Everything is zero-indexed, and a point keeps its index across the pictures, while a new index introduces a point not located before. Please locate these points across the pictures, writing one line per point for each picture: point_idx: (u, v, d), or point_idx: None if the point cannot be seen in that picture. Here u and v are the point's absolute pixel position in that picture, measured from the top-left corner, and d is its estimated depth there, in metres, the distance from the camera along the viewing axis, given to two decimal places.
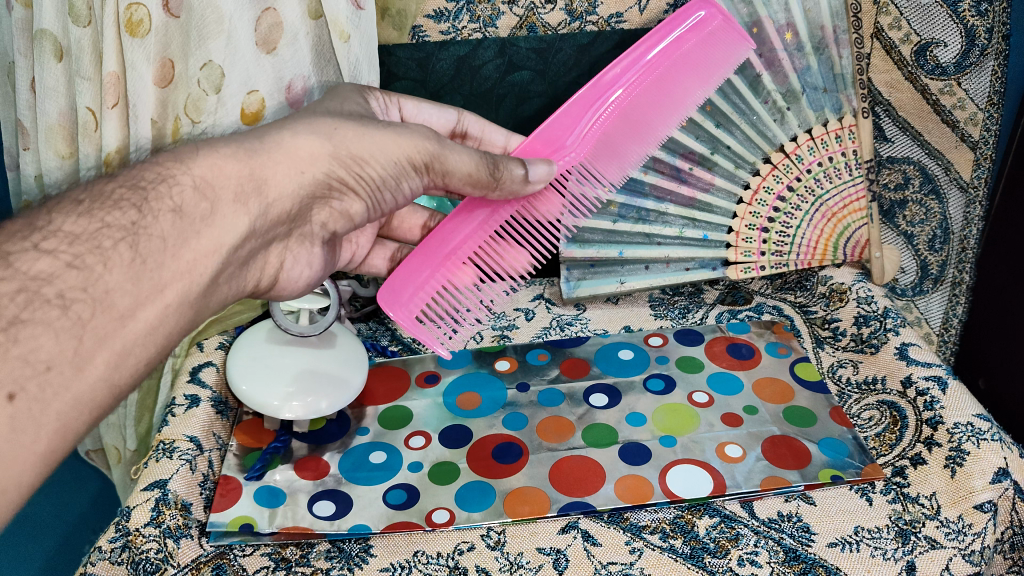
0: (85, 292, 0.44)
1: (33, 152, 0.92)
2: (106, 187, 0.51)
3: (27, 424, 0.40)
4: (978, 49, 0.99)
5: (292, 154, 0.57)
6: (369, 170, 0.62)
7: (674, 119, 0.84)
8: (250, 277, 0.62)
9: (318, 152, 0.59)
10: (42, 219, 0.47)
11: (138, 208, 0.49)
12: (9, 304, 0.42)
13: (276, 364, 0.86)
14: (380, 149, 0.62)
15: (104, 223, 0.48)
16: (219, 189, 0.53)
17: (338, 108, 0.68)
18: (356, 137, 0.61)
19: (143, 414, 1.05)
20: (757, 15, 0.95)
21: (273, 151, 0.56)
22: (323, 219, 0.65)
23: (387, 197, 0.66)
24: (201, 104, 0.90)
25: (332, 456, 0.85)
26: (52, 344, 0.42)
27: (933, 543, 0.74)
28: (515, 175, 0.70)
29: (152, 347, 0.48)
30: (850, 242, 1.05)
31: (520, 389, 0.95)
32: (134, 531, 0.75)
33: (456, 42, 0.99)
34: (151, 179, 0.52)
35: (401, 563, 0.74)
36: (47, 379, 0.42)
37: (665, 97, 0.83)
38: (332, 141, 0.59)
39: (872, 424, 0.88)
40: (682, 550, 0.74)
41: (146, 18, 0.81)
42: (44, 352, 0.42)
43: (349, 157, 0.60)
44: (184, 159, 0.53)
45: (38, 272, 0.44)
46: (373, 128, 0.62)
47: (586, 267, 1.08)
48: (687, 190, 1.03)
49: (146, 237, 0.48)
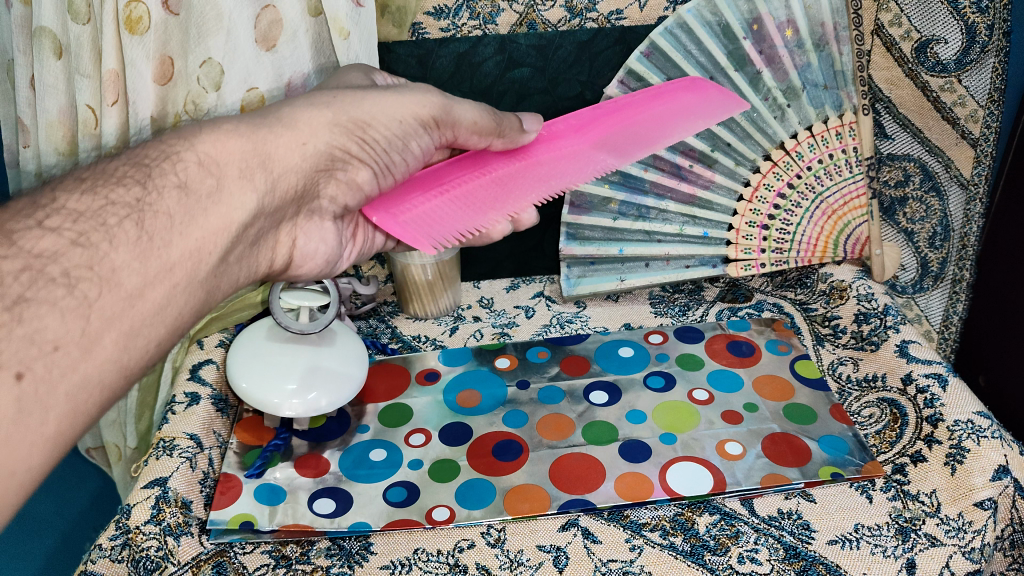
0: (90, 270, 0.44)
1: (33, 149, 0.92)
2: (109, 166, 0.52)
3: (34, 407, 0.39)
4: (978, 46, 0.98)
5: (294, 126, 0.58)
6: (372, 134, 0.63)
7: (690, 129, 0.76)
8: (262, 257, 0.62)
9: (320, 122, 0.60)
10: (44, 198, 0.48)
11: (142, 185, 0.50)
12: (13, 283, 0.41)
13: (275, 360, 0.86)
14: (381, 111, 0.63)
15: (107, 201, 0.48)
16: (225, 165, 0.54)
17: (340, 83, 0.70)
18: (356, 103, 0.62)
19: (143, 411, 1.05)
20: (758, 12, 0.95)
21: (275, 125, 0.57)
22: (332, 193, 0.65)
23: (397, 159, 0.66)
24: (201, 102, 0.90)
25: (332, 454, 0.86)
26: (57, 324, 0.41)
27: (933, 540, 0.74)
28: (514, 123, 0.70)
29: (161, 327, 0.47)
30: (850, 239, 1.04)
31: (521, 387, 0.95)
32: (134, 528, 0.75)
33: (456, 39, 0.99)
34: (155, 157, 0.53)
35: (401, 561, 0.74)
36: (52, 360, 0.40)
37: (669, 113, 0.77)
38: (332, 108, 0.61)
39: (873, 421, 0.88)
40: (682, 548, 0.74)
41: (145, 15, 0.80)
42: (51, 332, 0.41)
43: (351, 123, 0.61)
44: (187, 137, 0.54)
45: (41, 250, 0.44)
46: (371, 94, 0.63)
47: (586, 264, 1.09)
48: (687, 187, 1.03)
49: (151, 214, 0.48)
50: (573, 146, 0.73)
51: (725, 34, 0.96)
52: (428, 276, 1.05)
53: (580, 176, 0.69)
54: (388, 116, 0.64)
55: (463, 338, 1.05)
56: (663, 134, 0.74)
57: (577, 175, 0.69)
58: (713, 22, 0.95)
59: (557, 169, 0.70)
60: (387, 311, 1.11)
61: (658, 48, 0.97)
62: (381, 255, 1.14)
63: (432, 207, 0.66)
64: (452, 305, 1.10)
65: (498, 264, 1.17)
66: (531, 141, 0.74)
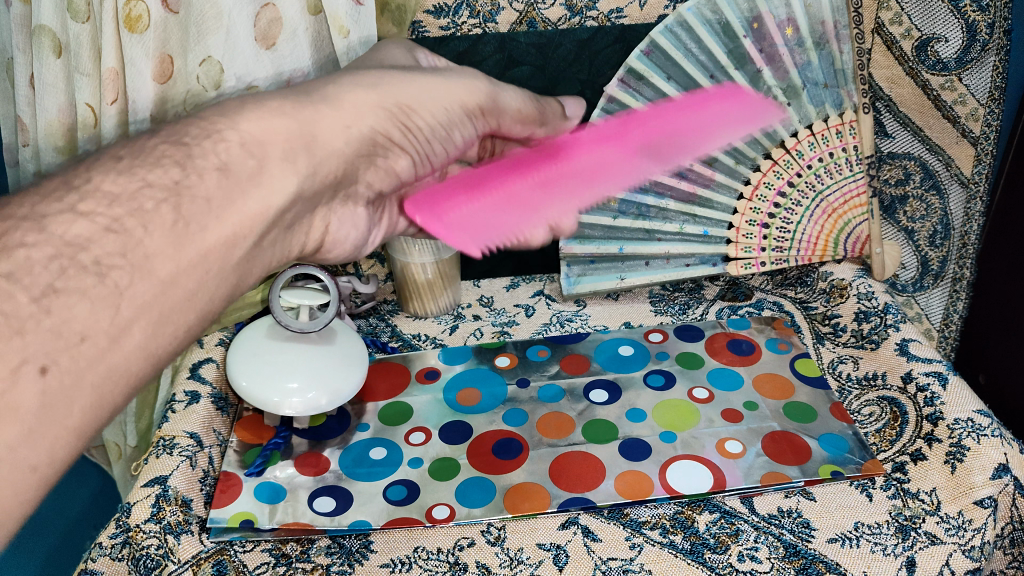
0: (124, 259, 0.41)
1: (32, 148, 0.92)
2: (148, 142, 0.47)
3: (58, 402, 0.37)
4: (979, 44, 0.98)
5: (341, 109, 0.53)
6: (417, 119, 0.58)
7: (730, 133, 0.79)
8: (295, 242, 0.57)
9: (365, 104, 0.54)
10: (79, 177, 0.44)
11: (181, 166, 0.46)
12: (43, 272, 0.39)
13: (275, 358, 0.86)
14: (428, 94, 0.58)
15: (144, 182, 0.44)
16: (269, 146, 0.48)
17: (373, 56, 0.64)
18: (401, 85, 0.57)
19: (143, 410, 1.05)
20: (758, 10, 0.95)
21: (320, 105, 0.52)
22: (369, 179, 0.61)
23: (437, 148, 0.63)
24: (201, 99, 0.90)
25: (332, 452, 0.86)
26: (86, 315, 0.39)
27: (933, 538, 0.74)
28: (557, 110, 0.73)
29: (189, 314, 0.44)
30: (850, 237, 1.05)
31: (521, 385, 0.95)
32: (134, 526, 0.75)
33: (456, 37, 0.99)
34: (195, 134, 0.48)
35: (401, 559, 0.74)
36: (79, 350, 0.38)
37: (707, 120, 0.80)
38: (378, 91, 0.55)
39: (873, 420, 0.88)
40: (682, 546, 0.74)
41: (145, 13, 0.80)
42: (78, 324, 0.38)
43: (398, 108, 0.56)
44: (226, 113, 0.49)
45: (73, 236, 0.41)
46: (418, 77, 0.58)
47: (587, 263, 1.09)
48: (688, 186, 1.02)
49: (190, 197, 0.44)
50: (616, 152, 0.73)
51: (725, 33, 0.96)
52: (428, 274, 1.05)
53: (624, 181, 0.69)
54: (439, 100, 0.59)
55: (464, 336, 1.05)
56: (703, 140, 0.75)
57: (620, 179, 0.69)
58: (714, 20, 0.95)
59: (599, 173, 0.70)
60: (387, 310, 1.11)
61: (658, 47, 0.97)
62: (381, 254, 1.14)
63: (476, 208, 0.67)
64: (452, 304, 1.10)
65: (498, 262, 1.17)
66: (573, 144, 0.74)
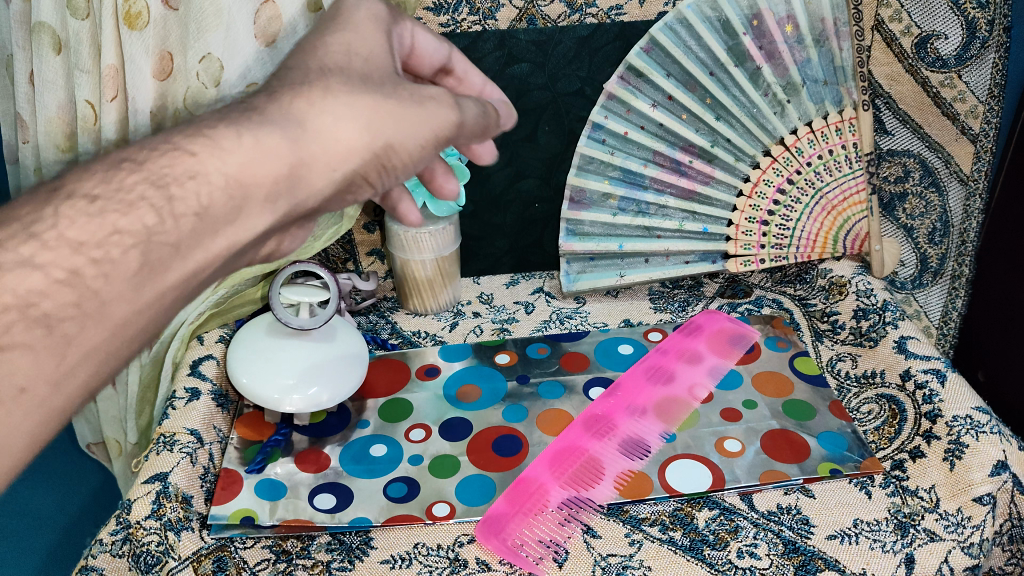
0: (77, 309, 0.35)
1: (32, 146, 0.92)
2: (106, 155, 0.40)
3: None
4: (979, 41, 0.99)
5: (329, 146, 0.43)
6: (396, 163, 0.47)
7: None
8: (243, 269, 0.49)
9: (352, 144, 0.44)
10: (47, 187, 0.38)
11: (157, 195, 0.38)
12: None
13: (276, 355, 0.86)
14: (412, 135, 0.47)
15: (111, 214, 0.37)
16: (251, 187, 0.41)
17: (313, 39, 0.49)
18: (388, 119, 0.45)
19: (143, 406, 1.03)
20: (758, 7, 0.95)
21: (310, 140, 0.42)
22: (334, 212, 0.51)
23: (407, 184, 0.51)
24: (201, 98, 0.90)
25: (332, 449, 0.86)
26: (30, 367, 0.34)
27: (932, 535, 0.74)
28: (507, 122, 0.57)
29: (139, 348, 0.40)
30: (849, 234, 1.04)
31: (521, 382, 0.95)
32: (134, 523, 0.75)
33: (456, 34, 0.99)
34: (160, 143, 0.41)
35: (401, 555, 0.74)
36: (16, 405, 0.34)
37: None
38: (369, 126, 0.44)
39: (872, 418, 0.89)
40: (682, 542, 0.74)
41: (144, 10, 0.81)
42: (21, 378, 0.34)
43: (383, 148, 0.45)
44: (201, 133, 0.41)
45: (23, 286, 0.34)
46: (401, 103, 0.46)
47: (586, 260, 1.09)
48: (687, 182, 1.03)
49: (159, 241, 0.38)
50: None
51: (724, 30, 0.96)
52: (427, 272, 1.05)
53: None
54: (423, 136, 0.47)
55: (464, 333, 1.05)
56: None
57: None
58: (713, 17, 0.95)
59: None
60: (387, 307, 1.11)
61: (658, 44, 0.96)
62: (381, 250, 1.14)
63: None
64: (452, 301, 1.10)
65: (498, 260, 1.18)
66: None
